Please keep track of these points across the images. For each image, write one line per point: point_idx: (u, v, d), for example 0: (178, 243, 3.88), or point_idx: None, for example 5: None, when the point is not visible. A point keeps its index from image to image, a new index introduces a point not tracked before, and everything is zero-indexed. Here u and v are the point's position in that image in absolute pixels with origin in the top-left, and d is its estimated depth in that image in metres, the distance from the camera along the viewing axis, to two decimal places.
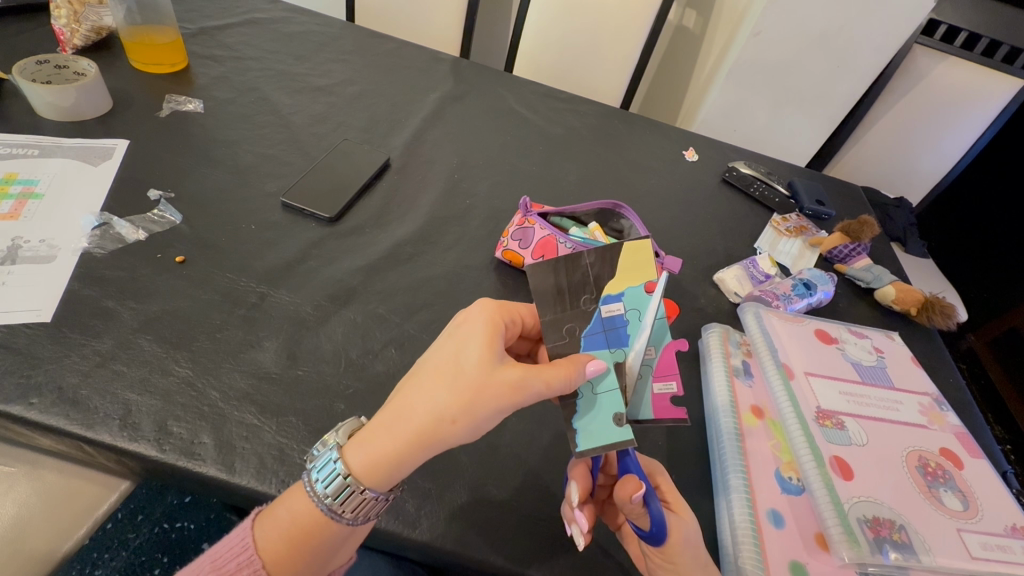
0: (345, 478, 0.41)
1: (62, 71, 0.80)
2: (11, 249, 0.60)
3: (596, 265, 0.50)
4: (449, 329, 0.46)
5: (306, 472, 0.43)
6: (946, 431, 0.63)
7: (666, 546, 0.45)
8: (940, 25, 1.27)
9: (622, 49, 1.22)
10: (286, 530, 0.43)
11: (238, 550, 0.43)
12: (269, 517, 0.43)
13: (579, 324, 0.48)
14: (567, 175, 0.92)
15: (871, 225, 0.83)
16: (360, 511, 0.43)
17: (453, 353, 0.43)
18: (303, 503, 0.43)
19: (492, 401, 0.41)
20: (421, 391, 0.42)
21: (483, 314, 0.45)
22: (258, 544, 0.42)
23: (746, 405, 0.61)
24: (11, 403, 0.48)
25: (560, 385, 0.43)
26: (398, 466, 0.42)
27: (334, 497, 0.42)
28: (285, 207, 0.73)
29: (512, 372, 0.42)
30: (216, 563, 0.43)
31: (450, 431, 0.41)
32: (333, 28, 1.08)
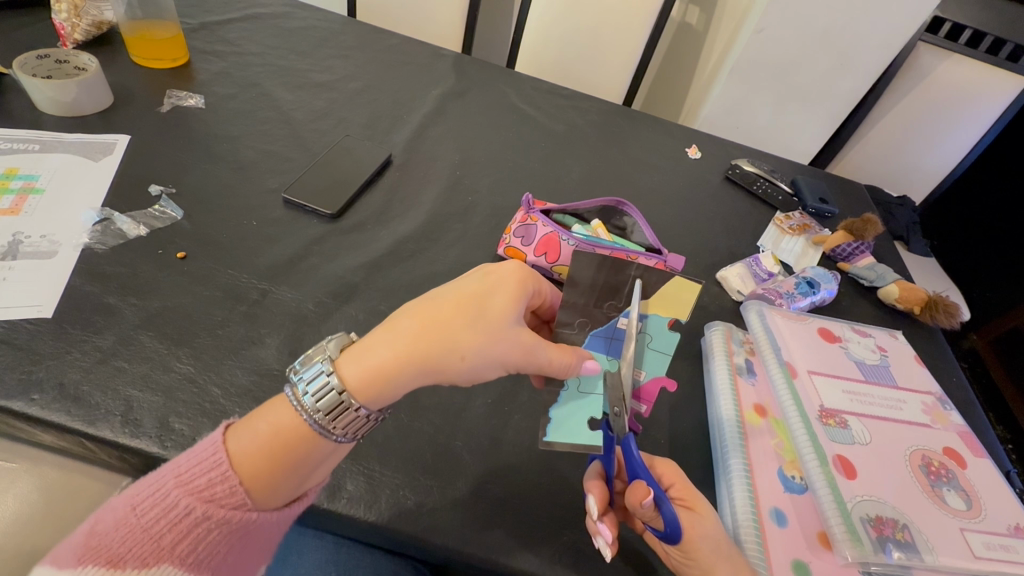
0: (340, 393, 0.41)
1: (62, 66, 0.79)
2: (11, 244, 0.60)
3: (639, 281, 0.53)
4: (479, 270, 0.47)
5: (290, 383, 0.42)
6: (950, 430, 0.63)
7: (685, 543, 0.45)
8: (945, 23, 1.25)
9: (625, 46, 1.21)
10: (266, 442, 0.41)
11: (209, 464, 0.40)
12: (246, 432, 0.42)
13: (594, 322, 0.54)
14: (569, 172, 0.91)
15: (875, 223, 0.83)
16: (349, 429, 0.43)
17: (481, 291, 0.45)
18: (287, 415, 0.42)
19: (504, 351, 0.44)
20: (441, 317, 0.43)
21: (515, 268, 0.47)
22: (235, 458, 0.40)
23: (748, 404, 0.61)
24: (12, 399, 0.48)
25: (559, 365, 0.48)
26: (395, 388, 0.43)
27: (326, 413, 0.41)
28: (287, 204, 0.73)
29: (527, 338, 0.45)
30: (181, 478, 0.40)
31: (457, 363, 0.43)
32: (334, 24, 1.07)
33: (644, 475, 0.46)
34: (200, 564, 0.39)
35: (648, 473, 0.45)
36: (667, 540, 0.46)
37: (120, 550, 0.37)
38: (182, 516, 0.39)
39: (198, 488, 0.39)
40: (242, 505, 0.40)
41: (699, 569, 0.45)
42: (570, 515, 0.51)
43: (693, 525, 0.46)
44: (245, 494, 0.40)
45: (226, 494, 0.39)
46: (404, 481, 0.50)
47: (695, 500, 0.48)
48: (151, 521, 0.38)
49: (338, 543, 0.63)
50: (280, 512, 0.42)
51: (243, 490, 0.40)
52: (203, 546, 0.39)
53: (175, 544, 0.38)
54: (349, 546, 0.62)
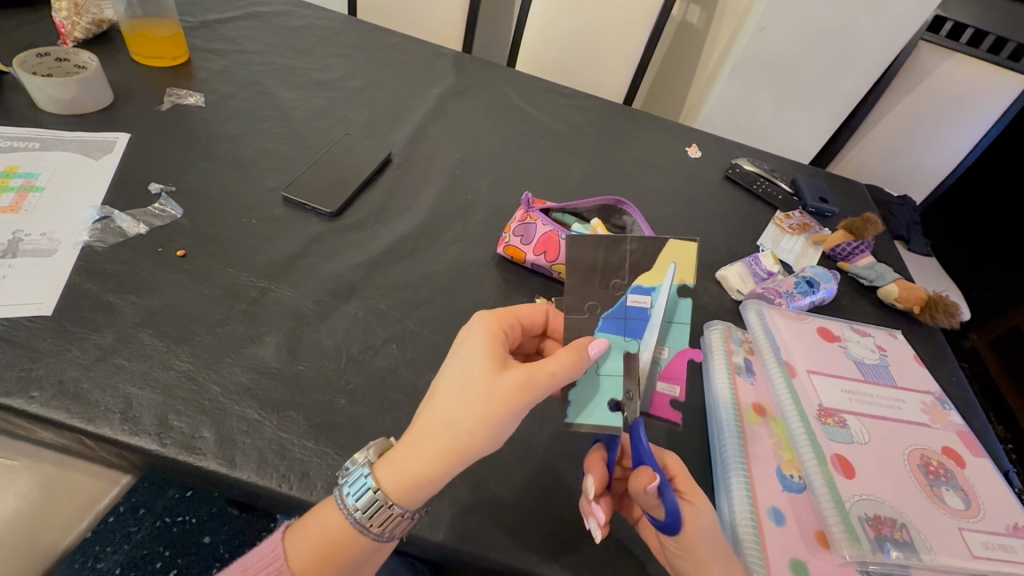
0: (375, 493, 0.42)
1: (63, 64, 0.79)
2: (11, 242, 0.60)
3: (638, 251, 0.53)
4: (454, 346, 0.47)
5: (339, 487, 0.44)
6: (949, 430, 0.63)
7: (682, 535, 0.45)
8: (946, 22, 1.28)
9: (626, 45, 1.21)
10: (317, 545, 0.43)
11: (268, 559, 0.43)
12: (301, 530, 0.44)
13: (605, 303, 0.51)
14: (569, 171, 0.91)
15: (875, 222, 0.82)
16: (387, 526, 0.43)
17: (461, 366, 0.44)
18: (334, 515, 0.43)
19: (508, 408, 0.42)
20: (447, 405, 0.42)
21: (480, 328, 0.47)
22: (290, 556, 0.43)
23: (747, 403, 0.61)
24: (12, 396, 0.48)
25: (566, 372, 0.44)
26: (427, 485, 0.42)
27: (364, 510, 0.42)
28: (286, 202, 0.73)
29: (517, 374, 0.42)
30: (246, 572, 0.43)
31: (474, 444, 0.41)
32: (335, 22, 1.07)
33: (649, 461, 0.46)
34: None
35: (654, 460, 0.46)
36: (664, 531, 0.46)
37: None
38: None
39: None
40: None
41: (692, 561, 0.45)
42: (567, 513, 0.51)
43: (694, 518, 0.46)
44: None
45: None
46: None
47: (694, 493, 0.48)
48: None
49: None
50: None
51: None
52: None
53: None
54: None
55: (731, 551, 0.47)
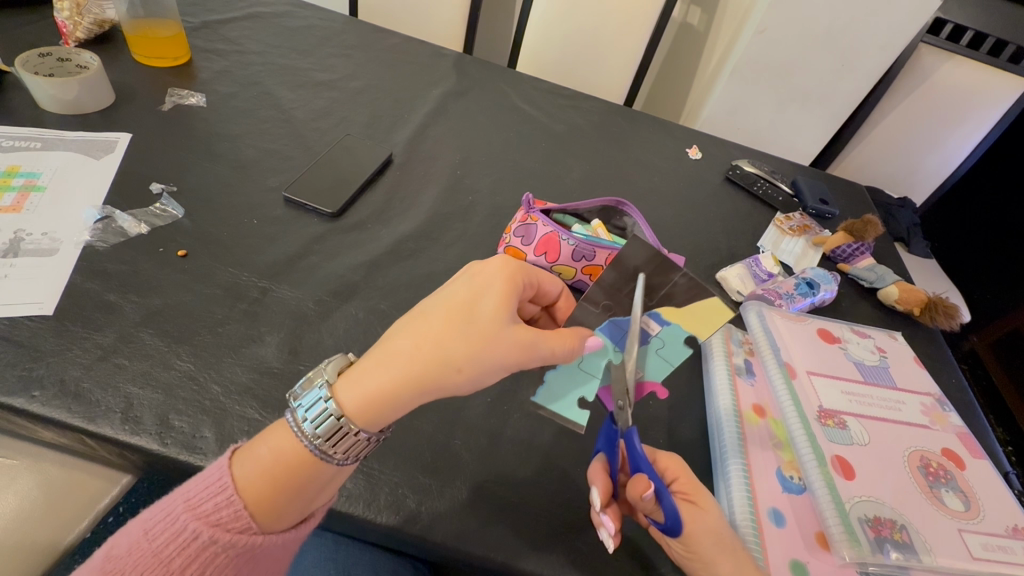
0: (338, 419, 0.41)
1: (64, 64, 0.80)
2: (13, 242, 0.60)
3: (681, 286, 0.52)
4: (464, 275, 0.47)
5: (290, 409, 0.43)
6: (948, 431, 0.63)
7: (685, 535, 0.46)
8: (946, 24, 1.25)
9: (626, 46, 1.22)
10: (268, 469, 0.41)
11: (215, 489, 0.40)
12: (248, 456, 0.42)
13: (617, 310, 0.54)
14: (570, 172, 0.91)
15: (875, 224, 0.83)
16: (350, 452, 0.42)
17: (469, 298, 0.44)
18: (287, 440, 0.42)
19: (502, 354, 0.43)
20: (431, 335, 0.42)
21: (500, 265, 0.47)
22: (239, 483, 0.40)
23: (747, 404, 0.61)
24: (14, 395, 0.49)
25: (563, 352, 0.47)
26: (392, 411, 0.42)
27: (326, 438, 0.41)
28: (287, 202, 0.73)
29: (523, 332, 0.44)
30: (189, 502, 0.40)
31: (454, 379, 0.42)
32: (336, 23, 1.08)
33: (644, 468, 0.47)
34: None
35: (650, 466, 0.47)
36: (668, 533, 0.46)
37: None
38: (190, 540, 0.39)
39: (205, 513, 0.40)
40: (248, 529, 0.40)
41: (700, 562, 0.45)
42: (568, 514, 0.51)
43: (695, 520, 0.46)
44: (249, 518, 0.40)
45: (231, 518, 0.39)
46: (402, 479, 0.50)
47: (698, 495, 0.48)
48: (161, 546, 0.39)
49: (339, 541, 0.62)
50: (287, 533, 0.42)
51: (248, 514, 0.40)
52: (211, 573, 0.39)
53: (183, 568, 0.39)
54: (346, 544, 0.62)
55: (739, 550, 0.46)
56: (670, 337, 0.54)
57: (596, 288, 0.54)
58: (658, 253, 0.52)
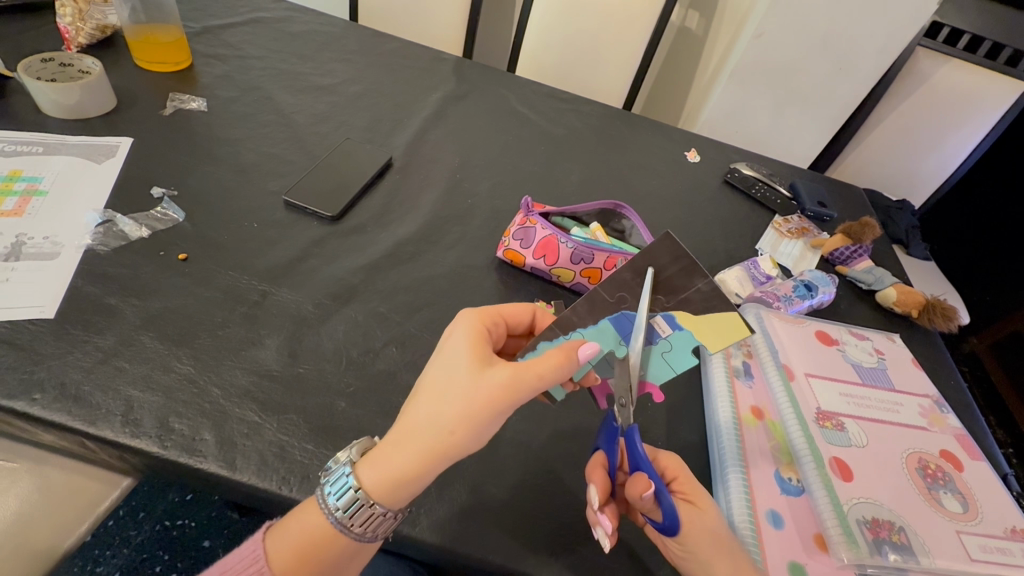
0: (356, 492, 0.41)
1: (67, 69, 0.80)
2: (15, 245, 0.61)
3: (705, 292, 0.47)
4: (438, 346, 0.47)
5: (319, 486, 0.44)
6: (946, 433, 0.63)
7: (683, 536, 0.45)
8: (943, 28, 1.27)
9: (625, 50, 1.22)
10: (295, 543, 0.43)
11: (250, 560, 0.43)
12: (282, 531, 0.44)
13: (632, 304, 0.50)
14: (569, 175, 0.92)
15: (873, 227, 0.85)
16: (369, 526, 0.42)
17: (443, 369, 0.44)
18: (314, 519, 0.43)
19: (486, 406, 0.41)
20: (412, 405, 0.42)
21: (466, 327, 0.47)
22: (270, 556, 0.43)
23: (746, 406, 0.62)
24: (15, 398, 0.49)
25: (552, 374, 0.43)
26: (411, 486, 0.42)
27: (344, 510, 0.42)
28: (287, 206, 0.74)
29: (500, 372, 0.42)
30: (227, 573, 0.43)
31: (456, 443, 0.41)
32: (336, 28, 1.08)
33: (645, 467, 0.48)
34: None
35: (650, 466, 0.47)
36: (665, 533, 0.46)
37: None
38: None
39: None
40: None
41: (698, 562, 0.45)
42: (567, 515, 0.52)
43: (693, 519, 0.46)
44: None
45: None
46: None
47: (697, 496, 0.48)
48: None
49: None
50: None
51: None
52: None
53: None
54: None
55: (737, 550, 0.46)
56: (678, 344, 0.48)
57: (616, 278, 0.50)
58: (683, 250, 0.48)
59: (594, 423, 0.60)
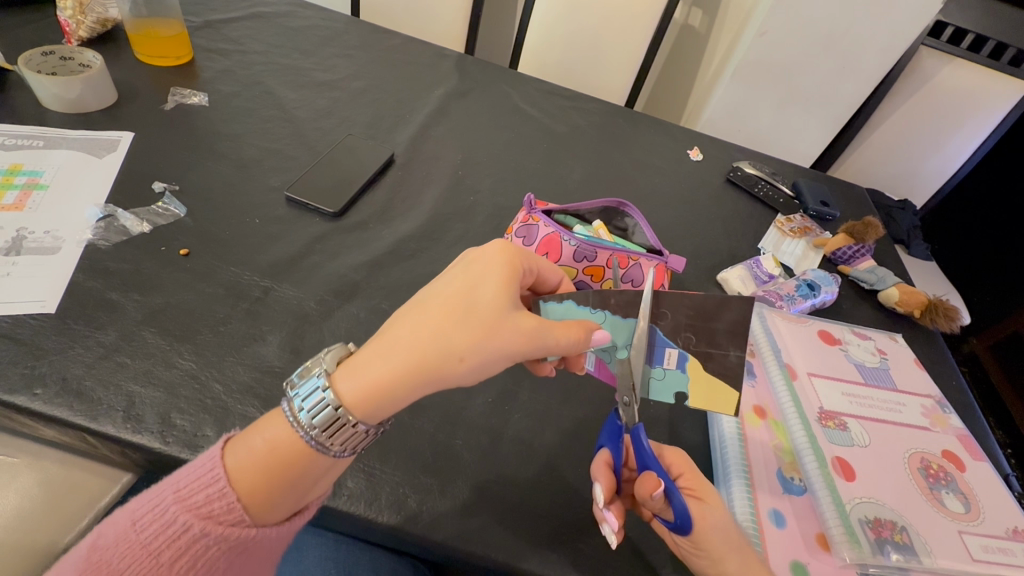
0: (336, 409, 0.39)
1: (67, 62, 0.80)
2: (15, 240, 0.60)
3: (730, 363, 0.49)
4: (460, 263, 0.46)
5: (287, 399, 0.41)
6: (949, 433, 0.63)
7: (697, 534, 0.45)
8: (946, 27, 1.26)
9: (628, 47, 1.22)
10: (262, 459, 0.39)
11: (206, 480, 0.39)
12: (243, 448, 0.40)
13: (669, 327, 0.49)
14: (571, 173, 0.91)
15: (875, 226, 0.85)
16: (348, 444, 0.41)
17: (470, 285, 0.43)
18: (283, 431, 0.40)
19: (505, 342, 0.42)
20: (430, 320, 0.41)
21: (496, 252, 0.46)
22: (230, 475, 0.39)
23: (748, 405, 0.61)
24: (16, 393, 0.49)
25: (569, 345, 0.45)
26: (393, 402, 0.41)
27: (322, 429, 0.39)
28: (289, 201, 0.73)
29: (527, 321, 0.43)
30: (179, 493, 0.38)
31: (457, 368, 0.41)
32: (338, 23, 1.08)
33: (654, 465, 0.47)
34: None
35: (659, 464, 0.46)
36: (678, 532, 0.46)
37: (119, 566, 0.37)
38: (180, 532, 0.38)
39: (195, 505, 0.38)
40: (240, 522, 0.38)
41: (707, 559, 0.45)
42: (569, 512, 0.52)
43: (705, 514, 0.46)
44: (242, 511, 0.38)
45: (224, 511, 0.38)
46: (403, 478, 0.50)
47: (704, 491, 0.48)
48: (150, 538, 0.38)
49: (338, 541, 0.61)
50: (281, 527, 0.41)
51: (241, 508, 0.38)
52: (203, 563, 0.38)
53: (173, 561, 0.37)
54: (348, 543, 0.60)
55: (745, 547, 0.46)
56: (670, 380, 0.50)
57: (677, 299, 0.49)
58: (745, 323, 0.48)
59: (597, 421, 0.59)
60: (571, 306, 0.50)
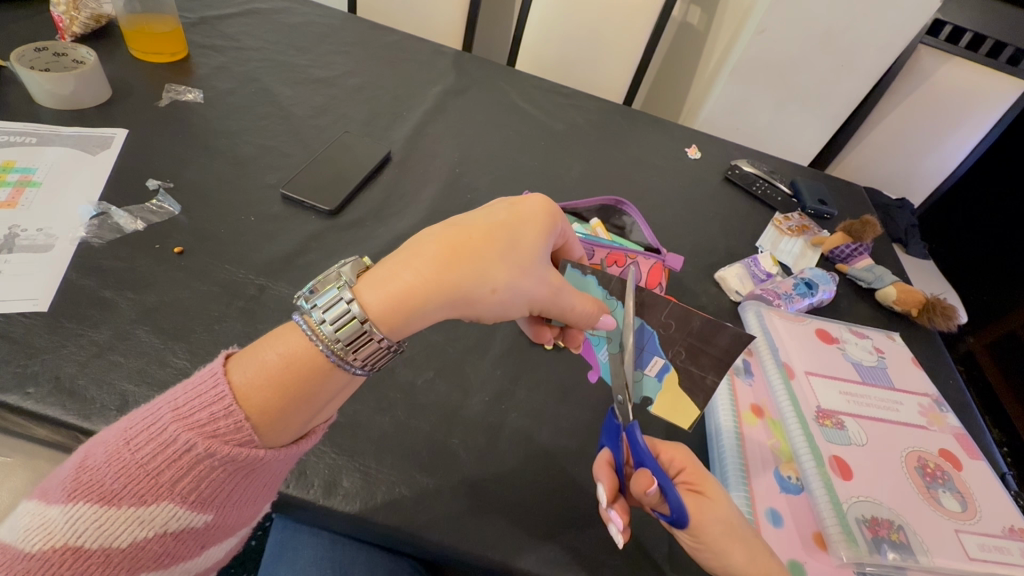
0: (362, 323, 0.40)
1: (60, 58, 0.79)
2: (8, 237, 0.60)
3: (705, 385, 0.49)
4: (503, 203, 0.49)
5: (305, 312, 0.41)
6: (946, 432, 0.63)
7: (699, 528, 0.45)
8: (945, 25, 1.25)
9: (627, 45, 1.21)
10: (279, 375, 0.39)
11: (210, 398, 0.38)
12: (253, 364, 0.40)
13: (667, 335, 0.48)
14: (569, 171, 0.91)
15: (874, 225, 0.84)
16: (369, 360, 0.42)
17: (510, 227, 0.46)
18: (300, 344, 0.40)
19: (534, 289, 0.46)
20: (467, 246, 0.44)
21: (540, 203, 0.49)
22: (238, 392, 0.39)
23: (745, 405, 0.61)
24: (9, 392, 0.48)
25: (584, 313, 0.48)
26: (416, 319, 0.43)
27: (346, 342, 0.40)
28: (285, 199, 0.73)
29: (555, 277, 0.47)
30: (178, 411, 0.38)
31: (487, 299, 0.45)
32: (335, 19, 1.07)
33: (648, 463, 0.45)
34: (202, 502, 0.38)
35: (651, 461, 0.44)
36: (679, 527, 0.45)
37: (114, 486, 0.36)
38: (182, 451, 0.37)
39: (197, 424, 0.38)
40: (249, 442, 0.38)
41: (711, 552, 0.45)
42: (567, 511, 0.51)
43: (704, 511, 0.46)
44: (251, 431, 0.38)
45: (231, 430, 0.38)
46: (400, 477, 0.50)
47: (706, 485, 0.47)
48: (146, 457, 0.37)
49: (334, 540, 0.60)
50: (288, 449, 0.41)
51: (250, 427, 0.38)
52: (206, 484, 0.38)
53: (174, 481, 0.37)
54: (348, 543, 0.60)
55: (753, 542, 0.46)
56: (646, 385, 0.51)
57: (689, 317, 0.46)
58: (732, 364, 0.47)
59: (595, 420, 0.59)
60: (592, 282, 0.50)
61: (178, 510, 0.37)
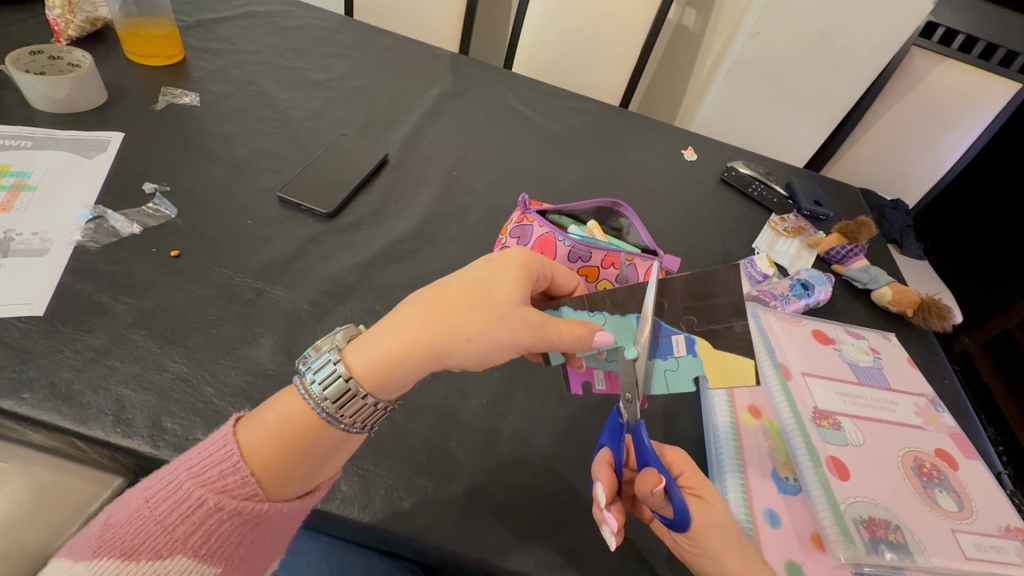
0: (346, 380, 0.41)
1: (56, 62, 0.79)
2: (2, 242, 0.59)
3: (737, 335, 0.48)
4: (482, 260, 0.48)
5: (301, 376, 0.43)
6: (941, 432, 0.63)
7: (694, 531, 0.45)
8: (937, 28, 1.25)
9: (623, 47, 1.22)
10: (276, 435, 0.41)
11: (219, 456, 0.40)
12: (255, 425, 0.42)
13: (671, 312, 0.50)
14: (566, 173, 0.91)
15: (868, 225, 0.85)
16: (359, 417, 0.42)
17: (482, 279, 0.45)
18: (296, 405, 0.42)
19: (511, 330, 0.43)
20: (442, 303, 0.43)
21: (517, 254, 0.47)
22: (243, 449, 0.40)
23: (743, 406, 0.62)
24: (3, 398, 0.48)
25: (570, 342, 0.45)
26: (401, 375, 0.43)
27: (334, 401, 0.41)
28: (283, 202, 0.73)
29: (534, 314, 0.44)
30: (192, 470, 0.40)
31: (463, 349, 0.42)
32: (331, 22, 1.07)
33: (654, 462, 0.46)
34: (213, 555, 0.40)
35: (658, 461, 0.46)
36: (676, 528, 0.46)
37: (134, 542, 0.38)
38: (195, 506, 0.39)
39: (210, 480, 0.40)
40: (254, 495, 0.40)
41: (706, 556, 0.45)
42: (566, 513, 0.51)
43: (703, 514, 0.46)
44: (257, 484, 0.40)
45: (239, 485, 0.40)
46: (399, 481, 0.50)
47: (705, 489, 0.48)
48: (163, 514, 0.39)
49: (334, 544, 0.60)
50: (294, 504, 0.42)
51: (255, 482, 0.40)
52: (216, 537, 0.39)
53: (187, 535, 0.39)
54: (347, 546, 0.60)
55: (746, 545, 0.46)
56: (684, 367, 0.48)
57: (670, 285, 0.51)
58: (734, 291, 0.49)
59: (593, 422, 0.59)
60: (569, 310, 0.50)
61: (190, 564, 0.39)
